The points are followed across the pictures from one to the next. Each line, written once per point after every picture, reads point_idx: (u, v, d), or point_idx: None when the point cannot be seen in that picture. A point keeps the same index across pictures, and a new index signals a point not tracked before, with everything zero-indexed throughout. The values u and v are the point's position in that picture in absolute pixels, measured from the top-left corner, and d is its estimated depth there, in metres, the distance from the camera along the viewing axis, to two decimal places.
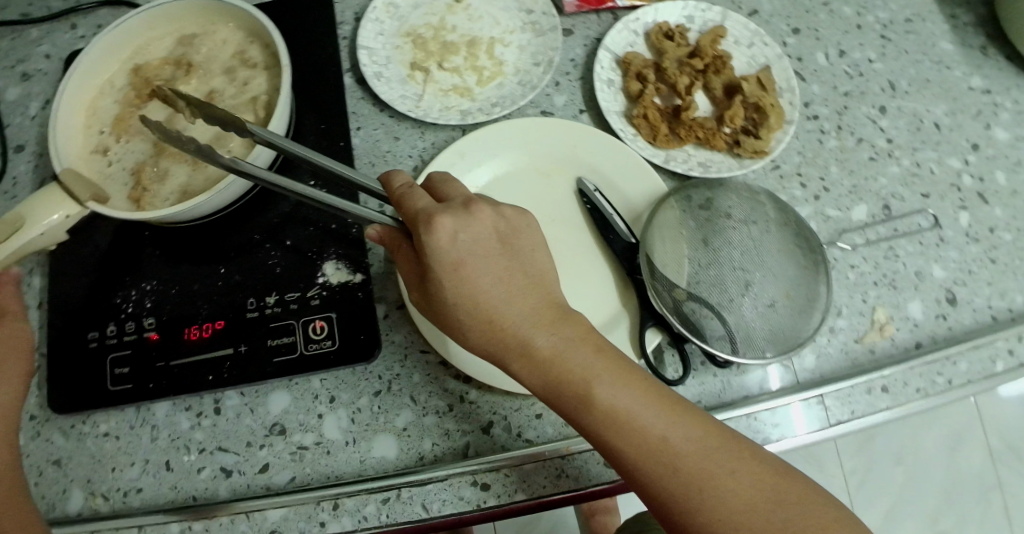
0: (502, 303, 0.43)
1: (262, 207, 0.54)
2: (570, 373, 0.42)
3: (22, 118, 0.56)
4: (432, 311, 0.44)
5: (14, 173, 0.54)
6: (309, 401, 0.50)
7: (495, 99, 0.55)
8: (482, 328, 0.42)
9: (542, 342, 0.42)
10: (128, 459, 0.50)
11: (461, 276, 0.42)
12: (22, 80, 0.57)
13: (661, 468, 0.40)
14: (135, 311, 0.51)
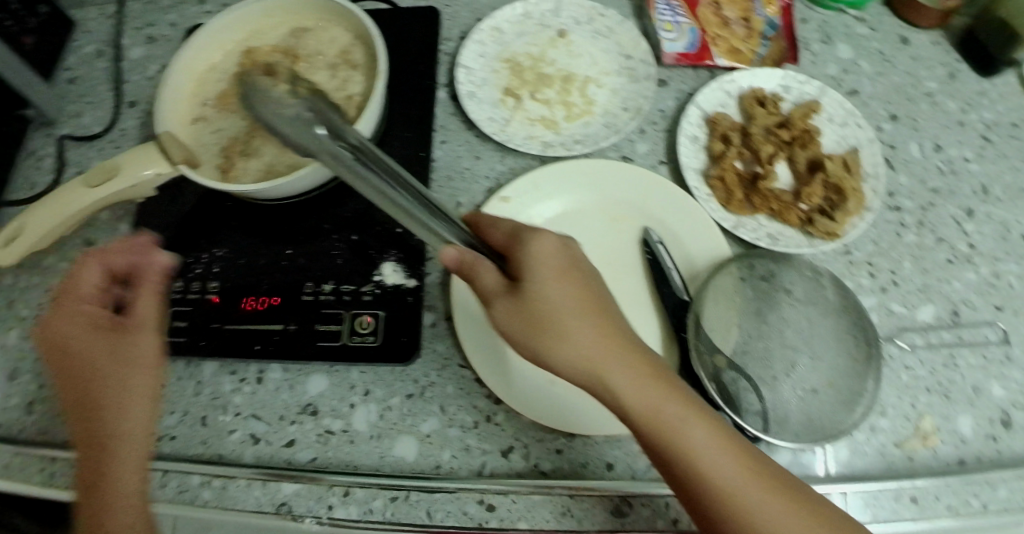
0: (592, 325, 0.42)
1: (336, 199, 0.54)
2: (657, 404, 0.41)
3: (141, 77, 0.64)
4: (517, 328, 0.42)
5: (122, 126, 0.62)
6: (345, 390, 0.54)
7: (579, 136, 0.56)
8: (575, 350, 0.41)
9: (631, 370, 0.41)
10: (170, 408, 0.54)
11: (552, 292, 0.42)
12: (148, 42, 0.65)
13: (743, 510, 0.39)
14: (203, 273, 0.53)
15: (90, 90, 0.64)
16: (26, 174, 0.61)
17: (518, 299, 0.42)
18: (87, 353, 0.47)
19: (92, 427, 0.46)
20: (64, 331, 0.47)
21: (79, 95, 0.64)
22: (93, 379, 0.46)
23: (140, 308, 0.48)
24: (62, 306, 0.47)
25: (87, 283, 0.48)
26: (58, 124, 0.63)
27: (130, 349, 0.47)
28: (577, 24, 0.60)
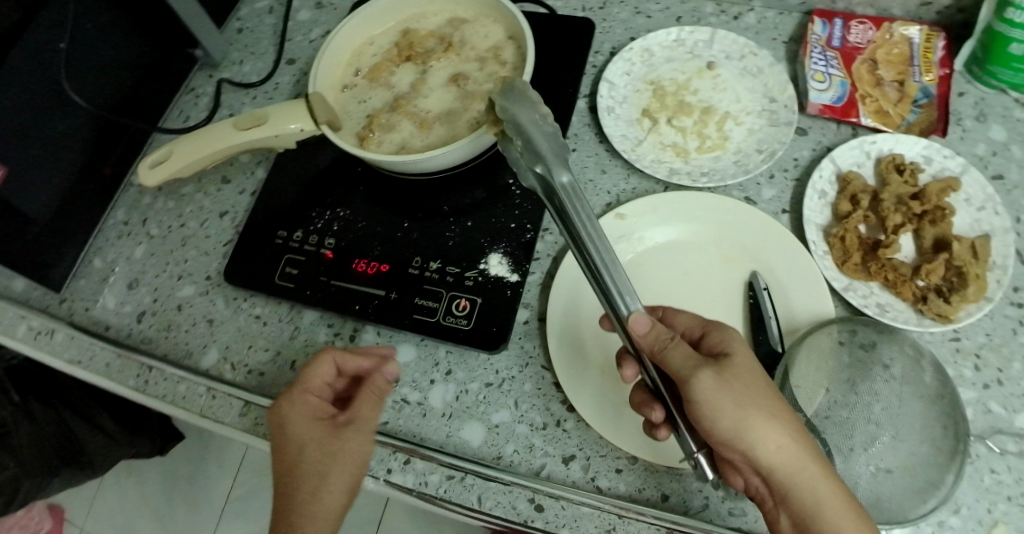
0: (790, 417, 0.45)
1: (460, 184, 0.56)
2: (843, 510, 0.43)
3: (305, 37, 0.72)
4: (728, 408, 0.44)
5: (278, 80, 0.70)
6: (429, 365, 0.56)
7: (706, 169, 0.58)
8: (779, 444, 0.44)
9: (822, 472, 0.44)
10: (264, 345, 0.60)
11: (756, 382, 0.45)
12: (316, 7, 0.73)
13: None
14: (323, 228, 0.57)
15: (256, 42, 0.73)
16: (181, 106, 0.73)
17: (729, 383, 0.44)
18: (307, 442, 0.48)
19: (286, 509, 0.47)
20: (291, 414, 0.50)
21: (245, 45, 0.73)
22: (297, 465, 0.48)
23: (359, 409, 0.50)
24: (296, 392, 0.50)
25: (319, 378, 0.51)
26: (220, 68, 0.73)
27: (341, 446, 0.48)
28: (729, 58, 0.62)
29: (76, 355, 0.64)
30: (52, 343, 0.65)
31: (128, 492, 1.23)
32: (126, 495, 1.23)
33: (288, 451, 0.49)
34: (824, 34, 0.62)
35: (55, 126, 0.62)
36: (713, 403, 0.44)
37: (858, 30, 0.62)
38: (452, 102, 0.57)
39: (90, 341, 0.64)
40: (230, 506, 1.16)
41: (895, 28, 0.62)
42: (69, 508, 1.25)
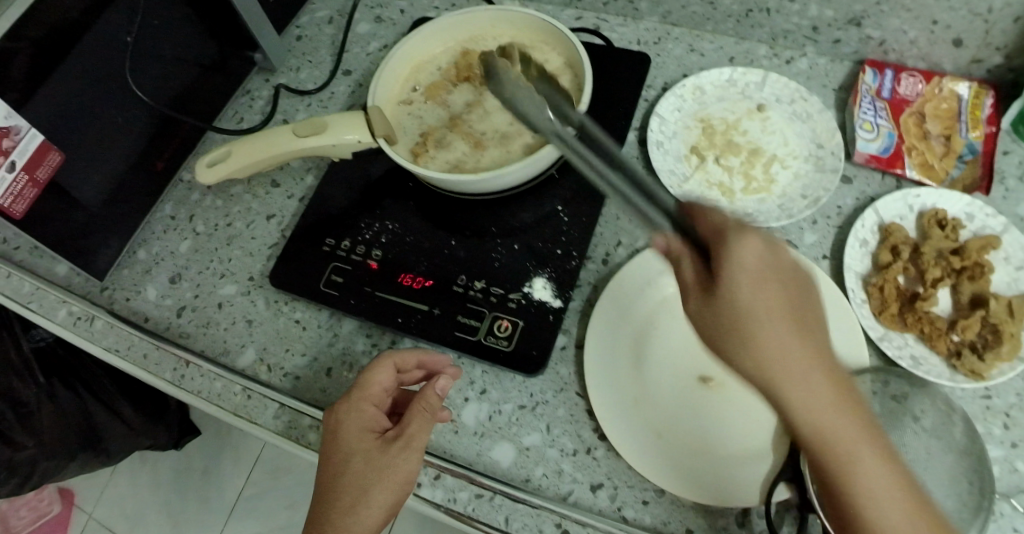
0: (800, 349, 0.39)
1: (508, 207, 0.57)
2: (859, 440, 0.38)
3: (364, 50, 0.75)
4: (712, 334, 0.40)
5: (333, 89, 0.74)
6: (464, 383, 0.57)
7: (750, 210, 0.59)
8: (779, 359, 0.38)
9: (840, 400, 0.39)
10: (302, 350, 0.61)
11: (769, 295, 0.39)
12: (376, 21, 0.77)
13: None
14: (371, 239, 0.58)
15: (314, 51, 0.77)
16: (236, 106, 0.76)
17: (733, 295, 0.39)
18: (353, 453, 0.48)
19: (326, 516, 0.47)
20: (344, 423, 0.49)
21: (303, 53, 0.77)
22: (342, 475, 0.48)
23: (411, 426, 0.49)
24: (351, 399, 0.50)
25: (376, 387, 0.50)
26: (276, 73, 0.77)
27: (386, 463, 0.48)
28: (778, 101, 0.63)
29: (113, 343, 0.65)
30: (91, 330, 0.66)
31: (141, 478, 1.33)
32: (139, 480, 1.33)
33: (335, 458, 0.49)
34: (875, 84, 0.63)
35: (113, 118, 0.65)
36: (710, 313, 0.40)
37: (908, 82, 0.63)
38: (506, 125, 0.58)
39: (129, 331, 0.65)
40: (242, 503, 1.26)
41: (946, 84, 0.63)
42: (81, 491, 1.35)
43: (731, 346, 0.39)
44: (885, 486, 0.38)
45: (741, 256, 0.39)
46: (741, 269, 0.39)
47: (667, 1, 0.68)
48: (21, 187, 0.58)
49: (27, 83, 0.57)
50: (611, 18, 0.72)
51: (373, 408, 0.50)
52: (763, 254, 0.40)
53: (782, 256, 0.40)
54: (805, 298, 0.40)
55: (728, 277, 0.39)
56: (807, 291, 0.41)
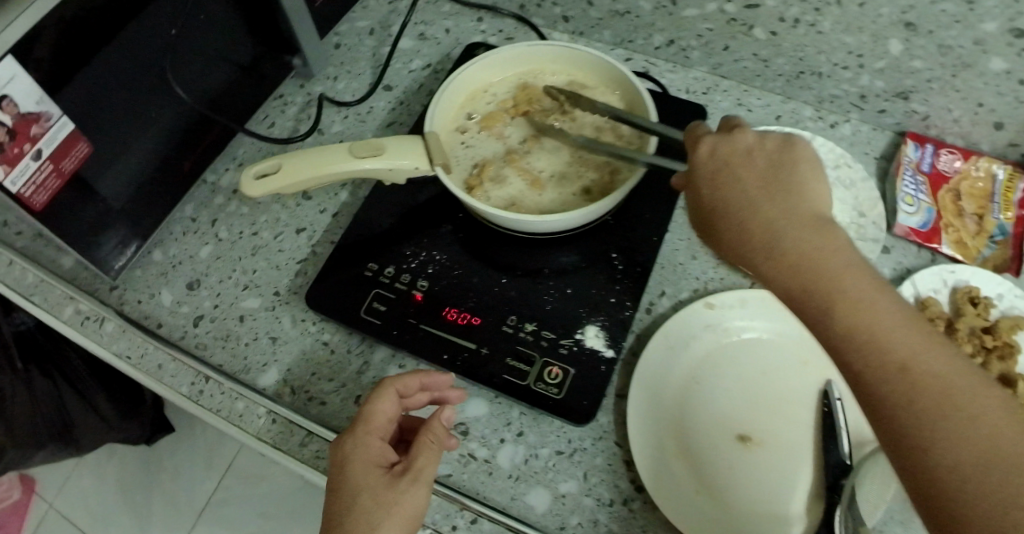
0: (767, 212, 0.43)
1: (558, 248, 0.57)
2: (866, 301, 0.38)
3: (406, 66, 0.74)
4: (701, 230, 0.47)
5: (373, 104, 0.72)
6: (500, 423, 0.56)
7: None
8: (760, 226, 0.42)
9: (841, 261, 0.39)
10: (330, 374, 0.59)
11: (743, 179, 0.45)
12: (420, 38, 0.75)
13: (917, 410, 0.34)
14: (416, 268, 0.57)
15: (353, 61, 0.75)
16: (267, 110, 0.73)
17: (710, 182, 0.46)
18: (360, 489, 0.45)
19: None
20: (351, 458, 0.47)
21: (341, 62, 0.75)
22: (347, 510, 0.45)
23: (419, 458, 0.46)
24: (359, 431, 0.48)
25: (382, 417, 0.48)
26: (312, 80, 0.75)
27: (395, 498, 0.45)
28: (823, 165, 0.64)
29: (124, 349, 0.62)
30: (100, 333, 0.63)
31: (108, 471, 1.29)
32: (107, 473, 1.29)
33: (341, 492, 0.46)
34: (916, 157, 0.65)
35: (148, 113, 0.62)
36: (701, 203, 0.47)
37: (947, 158, 0.65)
38: (564, 166, 0.57)
39: (142, 337, 0.62)
40: (213, 507, 1.22)
41: (982, 163, 0.64)
42: (45, 480, 1.31)
43: (719, 226, 0.45)
44: (882, 324, 0.37)
45: (709, 151, 0.47)
46: (714, 163, 0.47)
47: (719, 53, 0.68)
48: (44, 177, 0.54)
49: (62, 66, 0.52)
50: (660, 63, 0.73)
51: (380, 439, 0.48)
52: (736, 146, 0.47)
53: (766, 146, 0.46)
54: (796, 179, 0.44)
55: (702, 169, 0.47)
56: (805, 175, 0.44)
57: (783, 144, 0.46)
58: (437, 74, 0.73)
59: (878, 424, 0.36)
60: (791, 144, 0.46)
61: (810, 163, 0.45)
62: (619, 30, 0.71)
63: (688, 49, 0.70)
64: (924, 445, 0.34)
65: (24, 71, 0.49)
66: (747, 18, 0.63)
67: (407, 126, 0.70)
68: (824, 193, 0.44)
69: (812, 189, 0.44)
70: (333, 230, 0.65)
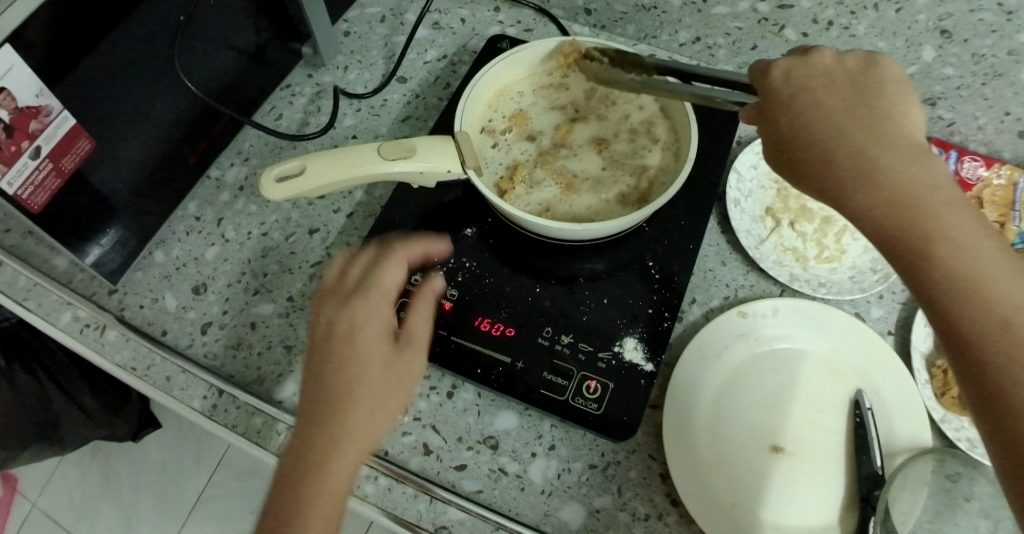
0: (858, 138, 0.41)
1: (591, 255, 0.56)
2: (964, 239, 0.37)
3: (420, 57, 0.70)
4: (776, 156, 0.45)
5: (387, 96, 0.68)
6: (531, 436, 0.54)
7: (825, 280, 0.59)
8: (851, 153, 0.40)
9: (940, 197, 0.38)
10: None
11: (826, 103, 0.43)
12: (433, 27, 0.72)
13: (1006, 347, 0.34)
14: (444, 277, 0.55)
15: (363, 50, 0.71)
16: (275, 101, 0.69)
17: (784, 107, 0.44)
18: (366, 354, 0.45)
19: (330, 421, 0.43)
20: (360, 318, 0.46)
21: (352, 51, 0.71)
22: (353, 374, 0.44)
23: (420, 329, 0.48)
24: (363, 297, 0.47)
25: (389, 285, 0.48)
26: (321, 69, 0.71)
27: (401, 366, 0.46)
28: None
29: (128, 359, 0.58)
30: (101, 342, 0.59)
31: (92, 468, 1.25)
32: (91, 469, 1.25)
33: (345, 355, 0.45)
34: (940, 164, 0.64)
35: (150, 106, 0.58)
36: (774, 128, 0.44)
37: (970, 165, 0.64)
38: (599, 170, 0.55)
39: (148, 347, 0.59)
40: (202, 506, 1.19)
41: (1004, 171, 0.64)
42: (25, 477, 1.26)
43: (796, 153, 0.43)
44: (977, 257, 0.36)
45: (784, 75, 0.45)
46: (792, 86, 0.44)
47: (747, 53, 0.67)
48: (44, 176, 0.51)
49: (62, 56, 0.48)
50: (685, 60, 0.70)
51: (384, 306, 0.47)
52: (816, 70, 0.45)
53: (847, 69, 0.44)
54: (885, 103, 0.42)
55: (777, 93, 0.44)
56: (895, 98, 0.42)
57: (867, 68, 0.44)
58: (453, 67, 0.70)
59: (959, 358, 0.36)
60: (876, 67, 0.44)
61: (899, 86, 0.43)
62: (644, 25, 0.69)
63: (714, 47, 0.68)
64: (1010, 394, 0.34)
65: (22, 62, 0.45)
66: (779, 18, 0.62)
67: (424, 121, 0.66)
68: (914, 117, 0.42)
69: (902, 113, 0.42)
70: (349, 232, 0.62)
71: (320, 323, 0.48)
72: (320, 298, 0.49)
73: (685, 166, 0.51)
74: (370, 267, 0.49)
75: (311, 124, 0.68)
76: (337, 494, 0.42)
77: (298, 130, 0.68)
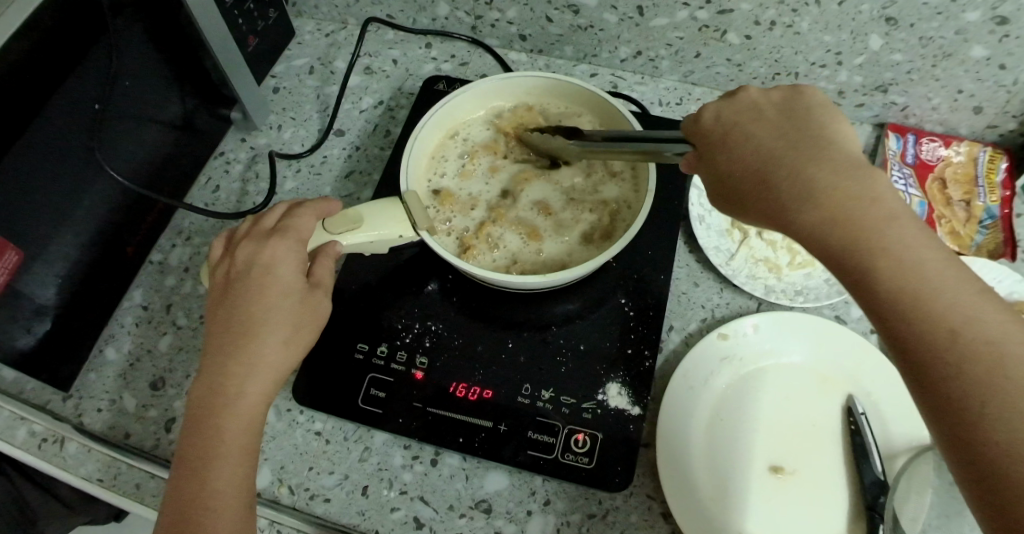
0: (795, 160, 0.39)
1: (557, 297, 0.54)
2: (916, 264, 0.34)
3: (355, 106, 0.67)
4: (716, 192, 0.43)
5: (327, 152, 0.65)
6: (525, 494, 0.52)
7: (800, 287, 0.58)
8: (789, 177, 0.38)
9: (888, 217, 0.36)
10: (330, 466, 0.54)
11: (758, 134, 0.41)
12: (366, 72, 0.69)
13: (973, 381, 0.32)
14: (411, 343, 0.53)
15: (296, 106, 0.68)
16: (209, 171, 0.67)
17: (717, 144, 0.42)
18: (282, 294, 0.49)
19: (240, 357, 0.47)
20: (274, 262, 0.49)
21: (284, 107, 0.68)
22: (268, 318, 0.48)
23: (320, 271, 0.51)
24: (280, 238, 0.50)
25: (306, 230, 0.50)
26: (255, 131, 0.67)
27: (316, 309, 0.50)
28: None
29: (93, 471, 0.55)
30: (61, 456, 0.56)
31: None
32: None
33: (260, 306, 0.48)
34: (899, 149, 0.63)
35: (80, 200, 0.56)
36: (712, 165, 0.43)
37: (930, 146, 0.63)
38: (557, 212, 0.53)
39: (113, 456, 0.55)
40: None
41: (964, 147, 0.63)
42: None
43: (738, 186, 0.41)
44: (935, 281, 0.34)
45: (714, 115, 0.44)
46: (722, 123, 0.43)
47: (691, 61, 0.65)
48: None
49: None
50: (628, 75, 0.68)
51: (299, 248, 0.50)
52: (739, 106, 0.44)
53: (773, 100, 0.43)
54: (817, 125, 0.40)
55: (710, 131, 0.43)
56: (822, 118, 0.41)
57: (790, 98, 0.43)
58: (392, 112, 0.67)
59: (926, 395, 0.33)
60: (800, 92, 0.43)
61: (825, 106, 0.42)
62: (582, 44, 0.67)
63: (657, 59, 0.66)
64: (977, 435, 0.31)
65: None
66: (720, 23, 0.60)
67: (369, 174, 0.63)
68: (850, 134, 0.40)
69: (836, 133, 0.40)
70: None
71: (237, 262, 0.51)
72: (236, 242, 0.52)
73: (650, 186, 0.49)
74: (286, 214, 0.52)
75: (251, 192, 0.64)
76: (251, 429, 0.46)
77: (238, 201, 0.64)
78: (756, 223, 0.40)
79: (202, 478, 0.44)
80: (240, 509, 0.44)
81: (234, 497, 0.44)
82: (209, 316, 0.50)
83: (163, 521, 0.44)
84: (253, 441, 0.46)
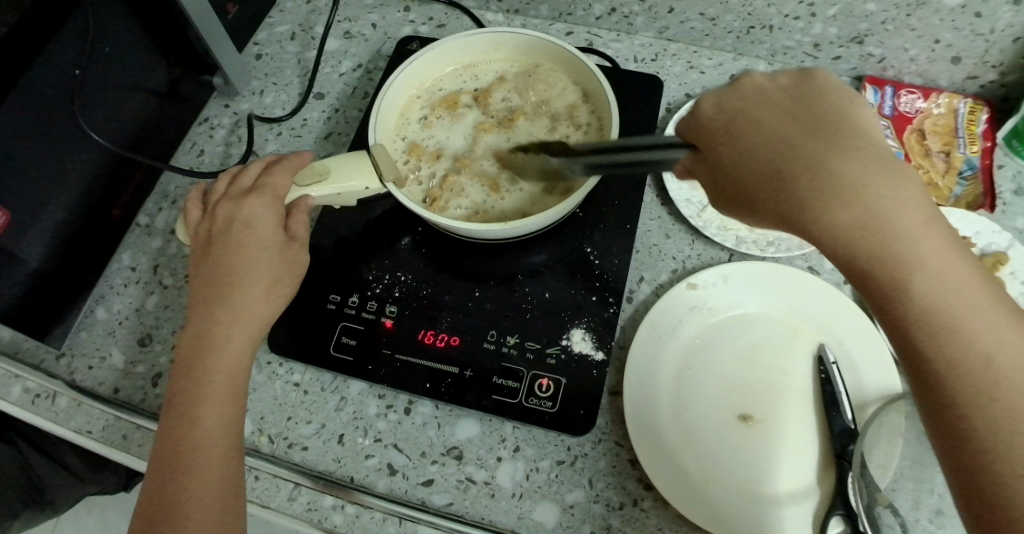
0: (816, 154, 0.37)
1: (523, 249, 0.56)
2: (935, 279, 0.34)
3: (334, 70, 0.68)
4: (717, 183, 0.41)
5: (306, 115, 0.66)
6: (495, 441, 0.53)
7: (771, 238, 0.58)
8: (811, 174, 0.36)
9: (912, 222, 0.35)
10: (307, 416, 0.55)
11: (766, 122, 0.40)
12: (345, 37, 0.70)
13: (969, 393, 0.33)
14: (382, 294, 0.54)
15: (277, 71, 0.70)
16: (193, 137, 0.68)
17: (719, 136, 0.41)
18: (262, 247, 0.50)
19: (223, 306, 0.48)
20: (251, 218, 0.51)
21: (266, 73, 0.70)
22: (246, 270, 0.49)
23: (295, 226, 0.52)
24: (257, 195, 0.52)
25: (282, 186, 0.52)
26: (237, 97, 0.69)
27: (294, 260, 0.52)
28: None
29: (82, 424, 0.57)
30: (54, 411, 0.58)
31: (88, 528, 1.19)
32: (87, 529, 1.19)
33: (238, 259, 0.50)
34: (876, 102, 0.63)
35: None
36: (717, 157, 0.41)
37: (908, 99, 0.63)
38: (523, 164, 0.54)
39: (102, 409, 0.57)
40: None
41: (944, 99, 0.63)
42: None
43: (743, 178, 0.39)
44: (949, 295, 0.34)
45: (715, 106, 0.42)
46: (725, 113, 0.42)
47: (665, 17, 0.65)
48: None
49: None
50: (604, 33, 0.69)
51: (275, 205, 0.52)
52: (747, 95, 0.42)
53: (782, 87, 0.42)
54: (835, 113, 0.39)
55: (714, 122, 0.42)
56: (838, 106, 0.39)
57: (800, 84, 0.41)
58: (370, 75, 0.68)
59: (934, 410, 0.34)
60: (811, 80, 0.41)
61: (840, 94, 0.40)
62: (557, 3, 0.67)
63: (631, 15, 0.66)
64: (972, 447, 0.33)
65: None
66: None
67: (347, 135, 0.64)
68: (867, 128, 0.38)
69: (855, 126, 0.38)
70: None
71: (217, 220, 0.52)
72: (214, 202, 0.54)
73: (612, 127, 0.50)
74: (263, 173, 0.54)
75: (233, 154, 0.66)
76: (235, 372, 0.48)
77: (221, 163, 0.66)
78: (759, 214, 0.39)
79: (191, 417, 0.46)
80: (230, 449, 0.46)
81: (220, 439, 0.46)
82: (192, 271, 0.52)
83: (155, 460, 0.46)
84: (238, 380, 0.48)
